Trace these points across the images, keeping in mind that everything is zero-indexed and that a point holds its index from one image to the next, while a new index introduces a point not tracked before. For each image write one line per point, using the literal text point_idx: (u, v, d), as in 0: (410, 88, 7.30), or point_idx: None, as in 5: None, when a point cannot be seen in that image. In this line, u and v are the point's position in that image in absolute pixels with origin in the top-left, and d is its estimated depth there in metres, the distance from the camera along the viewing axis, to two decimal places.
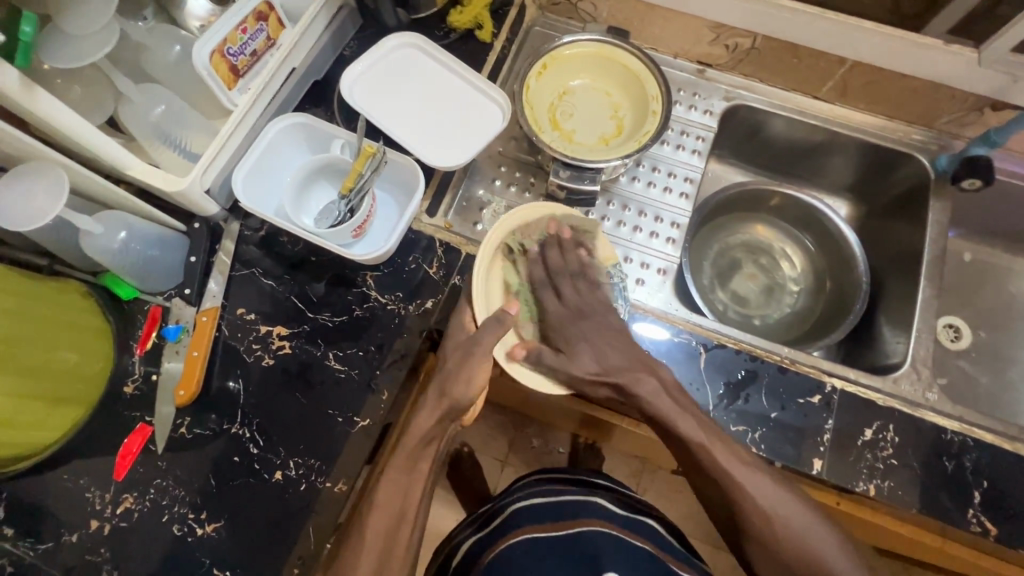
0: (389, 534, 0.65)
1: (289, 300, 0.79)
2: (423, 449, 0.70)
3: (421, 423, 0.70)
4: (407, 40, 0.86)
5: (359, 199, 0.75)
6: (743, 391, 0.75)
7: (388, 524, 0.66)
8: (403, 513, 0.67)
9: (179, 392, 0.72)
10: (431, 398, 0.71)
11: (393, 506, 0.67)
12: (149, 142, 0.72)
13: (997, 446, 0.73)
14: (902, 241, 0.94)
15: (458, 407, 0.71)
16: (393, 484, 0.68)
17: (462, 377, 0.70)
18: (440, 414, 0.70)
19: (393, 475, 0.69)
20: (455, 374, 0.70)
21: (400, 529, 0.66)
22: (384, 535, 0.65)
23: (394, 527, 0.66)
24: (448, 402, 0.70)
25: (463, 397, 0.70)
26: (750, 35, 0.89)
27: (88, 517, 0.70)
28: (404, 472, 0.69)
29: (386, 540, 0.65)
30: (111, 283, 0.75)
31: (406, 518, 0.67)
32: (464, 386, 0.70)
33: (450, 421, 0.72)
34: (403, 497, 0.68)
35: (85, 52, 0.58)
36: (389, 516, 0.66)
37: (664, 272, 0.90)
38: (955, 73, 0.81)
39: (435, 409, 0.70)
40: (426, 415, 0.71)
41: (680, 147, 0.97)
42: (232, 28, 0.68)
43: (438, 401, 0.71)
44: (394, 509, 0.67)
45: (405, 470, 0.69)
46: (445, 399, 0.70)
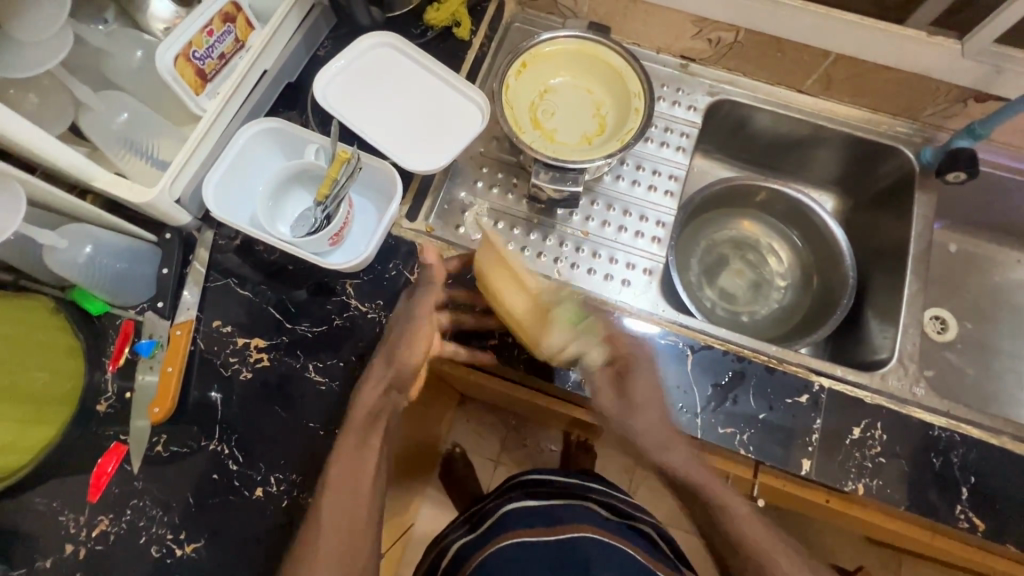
0: (349, 510, 0.65)
1: (266, 310, 0.76)
2: (370, 424, 0.68)
3: (368, 397, 0.68)
4: (384, 39, 0.83)
5: (335, 206, 0.73)
6: (731, 393, 0.74)
7: (347, 500, 0.65)
8: (357, 488, 0.66)
9: (154, 410, 0.70)
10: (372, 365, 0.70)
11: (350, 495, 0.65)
12: (113, 150, 0.69)
13: (985, 441, 0.73)
14: (889, 233, 0.94)
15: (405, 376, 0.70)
16: (345, 466, 0.65)
17: (405, 341, 0.69)
18: (380, 384, 0.69)
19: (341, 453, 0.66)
20: (397, 339, 0.69)
21: (355, 501, 0.65)
22: (339, 520, 0.64)
23: (351, 512, 0.65)
24: (394, 369, 0.69)
25: (406, 368, 0.70)
26: (732, 29, 0.88)
27: (62, 541, 0.68)
28: (353, 446, 0.67)
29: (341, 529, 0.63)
30: (81, 299, 0.72)
31: (360, 489, 0.66)
32: (410, 347, 0.69)
33: (396, 393, 0.71)
34: (358, 470, 0.66)
35: (39, 60, 0.55)
36: (344, 492, 0.65)
37: (651, 272, 0.89)
38: (940, 65, 0.80)
39: (376, 380, 0.69)
40: (373, 388, 0.69)
41: (665, 144, 0.96)
42: (197, 31, 0.65)
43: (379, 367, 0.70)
44: (348, 483, 0.65)
45: (354, 451, 0.66)
46: (386, 368, 0.69)
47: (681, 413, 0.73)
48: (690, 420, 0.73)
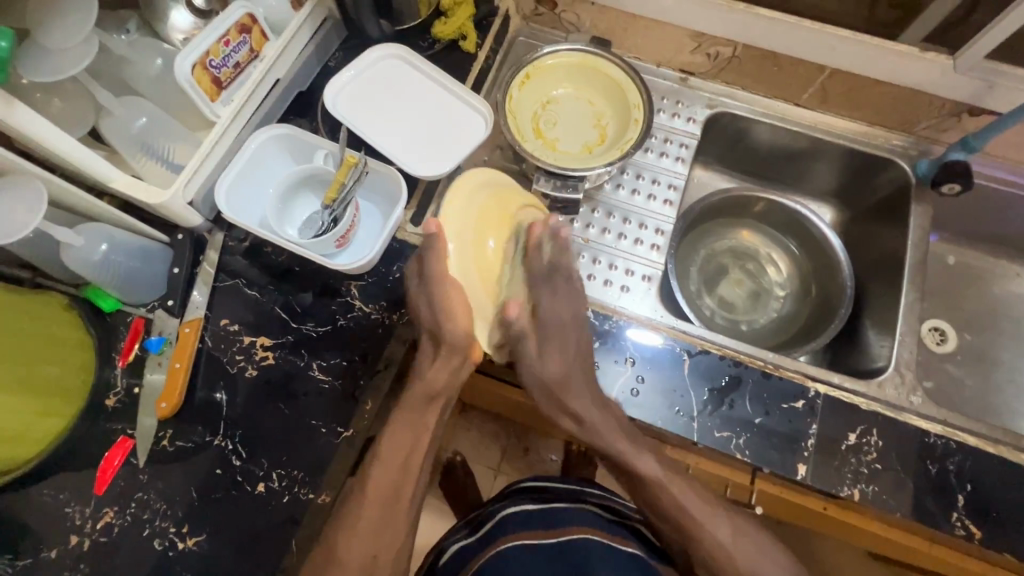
0: (394, 487, 0.67)
1: (273, 311, 0.78)
2: (423, 403, 0.71)
3: (428, 375, 0.70)
4: (392, 51, 0.87)
5: (343, 208, 0.75)
6: (727, 397, 0.75)
7: (394, 476, 0.67)
8: (407, 466, 0.68)
9: (161, 405, 0.72)
10: (428, 346, 0.71)
11: (398, 463, 0.68)
12: (131, 154, 0.72)
13: (981, 449, 0.73)
14: (886, 244, 0.95)
15: (461, 348, 0.70)
16: (400, 434, 0.69)
17: (445, 318, 0.69)
18: (443, 363, 0.70)
19: (400, 424, 0.70)
20: (437, 318, 0.69)
21: (405, 481, 0.68)
22: (389, 487, 0.67)
23: (399, 485, 0.68)
24: (445, 345, 0.69)
25: (458, 343, 0.69)
26: (730, 44, 0.90)
27: (68, 532, 0.69)
28: (410, 421, 0.70)
29: (389, 498, 0.67)
30: (94, 296, 0.75)
31: (409, 462, 0.68)
32: (451, 323, 0.68)
33: (459, 365, 0.70)
34: (410, 444, 0.69)
35: (65, 65, 0.58)
36: (392, 471, 0.67)
37: (650, 278, 0.91)
38: (933, 80, 0.82)
39: (438, 359, 0.70)
40: (431, 368, 0.71)
41: (664, 154, 0.98)
42: (214, 40, 0.69)
43: (435, 347, 0.70)
44: (399, 460, 0.68)
45: (410, 423, 0.70)
46: (441, 346, 0.70)
47: (677, 416, 0.74)
48: (686, 424, 0.74)
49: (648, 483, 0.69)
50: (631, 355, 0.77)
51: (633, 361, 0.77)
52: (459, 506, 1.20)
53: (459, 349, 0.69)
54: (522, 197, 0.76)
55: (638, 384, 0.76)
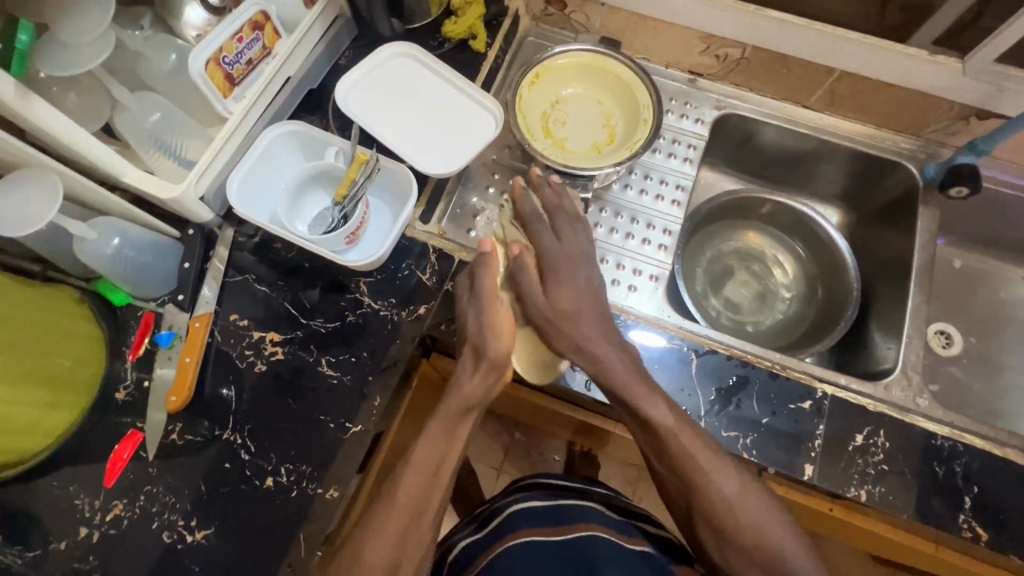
0: (422, 498, 0.66)
1: (282, 306, 0.79)
2: (459, 415, 0.70)
3: (467, 387, 0.70)
4: (403, 50, 0.87)
5: (353, 205, 0.76)
6: (734, 397, 0.75)
7: (423, 484, 0.66)
8: (435, 479, 0.67)
9: (171, 399, 0.72)
10: (466, 361, 0.72)
11: (428, 471, 0.67)
12: (144, 149, 0.72)
13: (988, 451, 0.73)
14: (893, 247, 0.96)
15: (500, 365, 0.71)
16: (433, 445, 0.68)
17: (491, 335, 0.71)
18: (482, 377, 0.71)
19: (432, 434, 0.68)
20: (483, 334, 0.71)
21: (432, 492, 0.66)
22: (417, 495, 0.65)
23: (425, 495, 0.66)
24: (486, 361, 0.71)
25: (502, 359, 0.71)
26: (739, 46, 0.91)
27: (77, 524, 0.70)
28: (442, 432, 0.69)
29: (417, 508, 0.65)
30: (105, 289, 0.76)
31: (439, 475, 0.67)
32: (496, 340, 0.71)
33: (495, 381, 0.72)
34: (441, 456, 0.68)
35: (82, 59, 0.58)
36: (421, 484, 0.66)
37: (657, 278, 0.91)
38: (942, 83, 0.83)
39: (477, 373, 0.71)
40: (468, 378, 0.71)
41: (672, 155, 0.98)
42: (228, 37, 0.69)
43: (476, 362, 0.71)
44: (428, 471, 0.67)
45: (444, 435, 0.69)
46: (481, 361, 0.71)
47: None
48: (693, 423, 0.74)
49: (684, 487, 0.66)
50: (638, 354, 0.77)
51: (640, 361, 0.77)
52: (462, 505, 1.20)
53: (498, 366, 0.71)
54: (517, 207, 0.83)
55: None
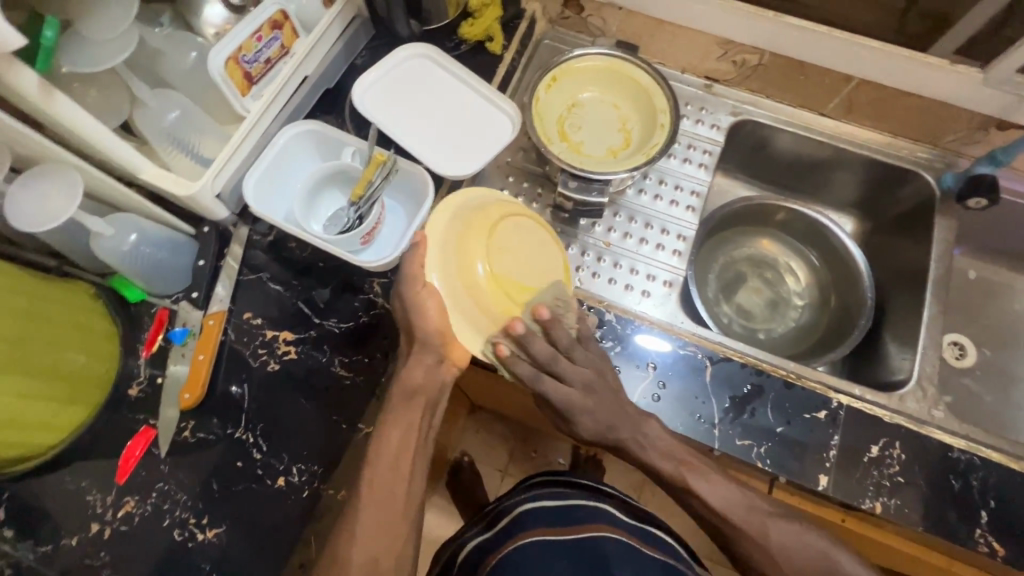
0: (390, 486, 0.66)
1: (296, 305, 0.79)
2: (408, 402, 0.69)
3: (409, 374, 0.70)
4: (420, 52, 0.87)
5: (368, 206, 0.76)
6: (749, 405, 0.75)
7: (387, 478, 0.66)
8: (397, 467, 0.67)
9: (185, 396, 0.72)
10: (405, 348, 0.71)
11: (393, 463, 0.67)
12: (161, 146, 0.73)
13: (1005, 465, 0.72)
14: (909, 257, 0.95)
15: (434, 346, 0.69)
16: (390, 437, 0.68)
17: (419, 316, 0.68)
18: (419, 360, 0.70)
19: (390, 423, 0.69)
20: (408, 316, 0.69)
21: (396, 480, 0.66)
22: (383, 487, 0.66)
23: (394, 490, 0.66)
24: (419, 342, 0.69)
25: (432, 340, 0.69)
26: (757, 52, 0.90)
27: (89, 520, 0.70)
28: (399, 420, 0.69)
29: (386, 499, 0.65)
30: (119, 285, 0.75)
31: (404, 461, 0.67)
32: (424, 320, 0.68)
33: (436, 363, 0.70)
34: (399, 445, 0.68)
35: (106, 57, 0.59)
36: (384, 470, 0.66)
37: (671, 284, 0.90)
38: (962, 92, 0.82)
39: (412, 358, 0.70)
40: (413, 367, 0.70)
41: (687, 160, 0.98)
42: (247, 36, 0.69)
43: (410, 344, 0.70)
44: (388, 458, 0.67)
45: (402, 424, 0.69)
46: (415, 345, 0.70)
47: (698, 423, 0.74)
48: (707, 431, 0.74)
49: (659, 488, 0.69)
50: (652, 361, 0.77)
51: (654, 367, 0.77)
52: (467, 508, 1.19)
53: (432, 348, 0.69)
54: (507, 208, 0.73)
55: (659, 390, 0.75)
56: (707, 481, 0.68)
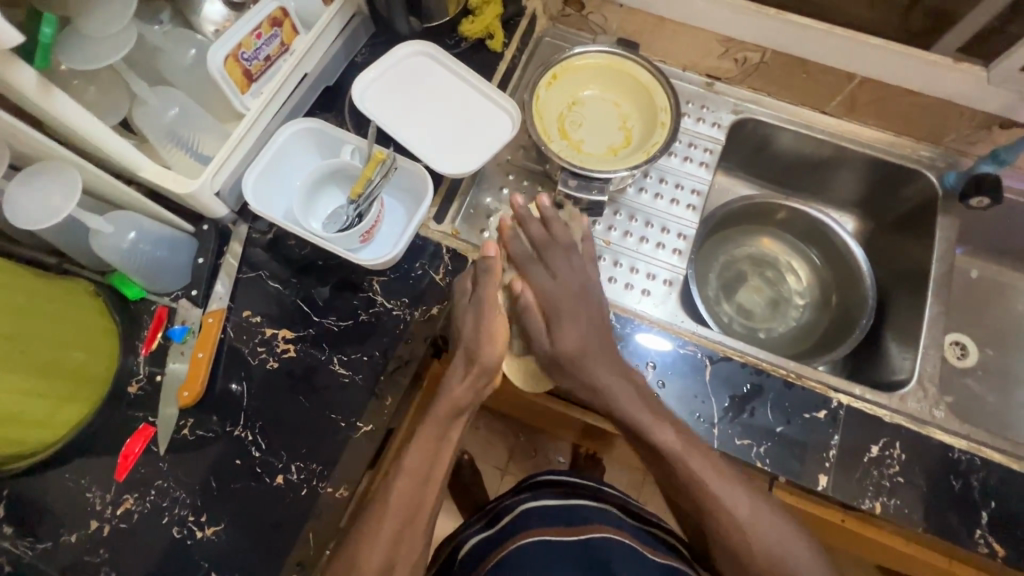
0: (416, 498, 0.66)
1: (295, 303, 0.79)
2: (449, 420, 0.69)
3: (453, 392, 0.69)
4: (420, 49, 0.87)
5: (368, 204, 0.76)
6: (748, 405, 0.75)
7: (413, 491, 0.66)
8: (425, 480, 0.67)
9: (184, 393, 0.72)
10: (457, 364, 0.71)
11: (418, 477, 0.67)
12: (160, 143, 0.72)
13: (1006, 466, 0.72)
14: (911, 256, 0.94)
15: (491, 371, 0.70)
16: (422, 450, 0.68)
17: (485, 340, 0.69)
18: (471, 382, 0.69)
19: (423, 436, 0.68)
20: (478, 339, 0.69)
21: (427, 490, 0.67)
22: (408, 500, 0.65)
23: (416, 504, 0.66)
24: (477, 366, 0.69)
25: (492, 363, 0.69)
26: (759, 50, 0.90)
27: (88, 518, 0.70)
28: (434, 432, 0.69)
29: (409, 511, 0.65)
30: (119, 283, 0.76)
31: (436, 471, 0.68)
32: (490, 346, 0.69)
33: (485, 386, 0.70)
34: (432, 459, 0.68)
35: (104, 53, 0.58)
36: (414, 482, 0.66)
37: (671, 283, 0.90)
38: (965, 90, 0.81)
39: (467, 379, 0.69)
40: (459, 385, 0.69)
41: (688, 159, 0.98)
42: (246, 33, 0.69)
43: (467, 366, 0.70)
44: (422, 469, 0.67)
45: (433, 438, 0.69)
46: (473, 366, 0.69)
47: (698, 423, 0.74)
48: (707, 430, 0.73)
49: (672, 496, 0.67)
50: (652, 360, 0.77)
51: (653, 366, 0.76)
52: (467, 506, 1.20)
53: (489, 371, 0.69)
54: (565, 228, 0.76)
55: (658, 390, 0.75)
56: (718, 479, 0.65)
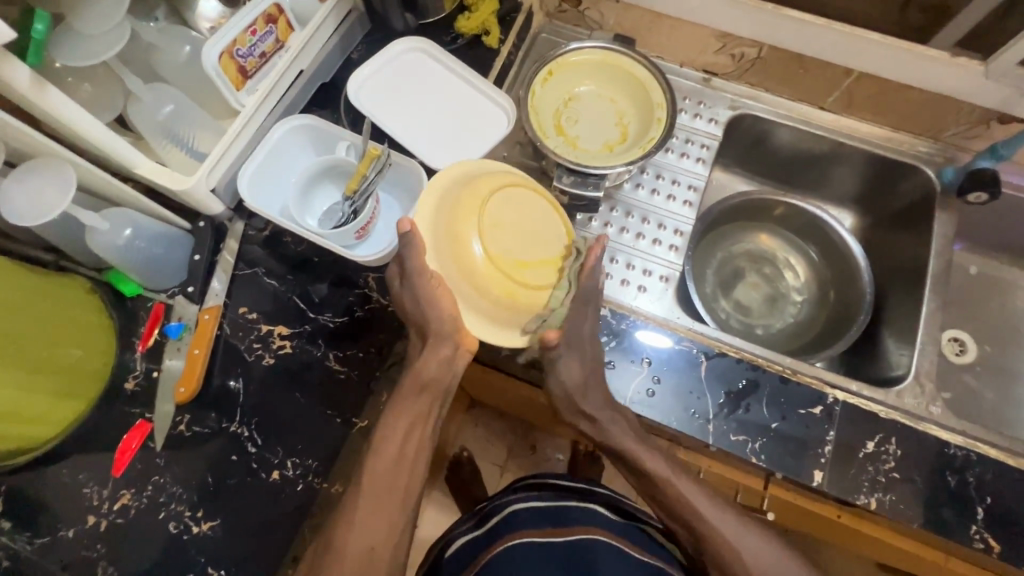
0: (394, 485, 0.67)
1: (291, 301, 0.79)
2: (414, 395, 0.69)
3: (420, 367, 0.68)
4: (416, 45, 0.87)
5: (363, 201, 0.75)
6: (744, 401, 0.75)
7: (388, 470, 0.67)
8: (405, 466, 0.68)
9: (180, 390, 0.73)
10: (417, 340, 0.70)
11: (391, 455, 0.67)
12: (156, 141, 0.73)
13: (1002, 462, 0.72)
14: (908, 252, 0.94)
15: (448, 336, 0.67)
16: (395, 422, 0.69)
17: (431, 308, 0.65)
18: (434, 353, 0.68)
19: (396, 415, 0.69)
20: (420, 309, 0.66)
21: (400, 469, 0.68)
22: (383, 477, 0.67)
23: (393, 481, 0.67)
24: (432, 334, 0.67)
25: (445, 330, 0.66)
26: (756, 45, 0.89)
27: (85, 513, 0.70)
28: (404, 412, 0.69)
29: (386, 494, 0.66)
30: (115, 279, 0.76)
31: (407, 450, 0.68)
32: (436, 312, 0.65)
33: (450, 355, 0.67)
34: (403, 436, 0.68)
35: (97, 50, 0.58)
36: (391, 467, 0.67)
37: (667, 279, 0.90)
38: (963, 85, 0.81)
39: (427, 350, 0.68)
40: (425, 360, 0.68)
41: (685, 155, 0.97)
42: (241, 30, 0.69)
43: (424, 338, 0.68)
44: (394, 449, 0.68)
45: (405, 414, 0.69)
46: (428, 338, 0.68)
47: (693, 418, 0.74)
48: (702, 426, 0.73)
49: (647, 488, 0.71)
50: (647, 356, 0.77)
51: (649, 362, 0.76)
52: (464, 503, 1.20)
53: (447, 337, 0.66)
54: (500, 177, 0.68)
55: (653, 385, 0.75)
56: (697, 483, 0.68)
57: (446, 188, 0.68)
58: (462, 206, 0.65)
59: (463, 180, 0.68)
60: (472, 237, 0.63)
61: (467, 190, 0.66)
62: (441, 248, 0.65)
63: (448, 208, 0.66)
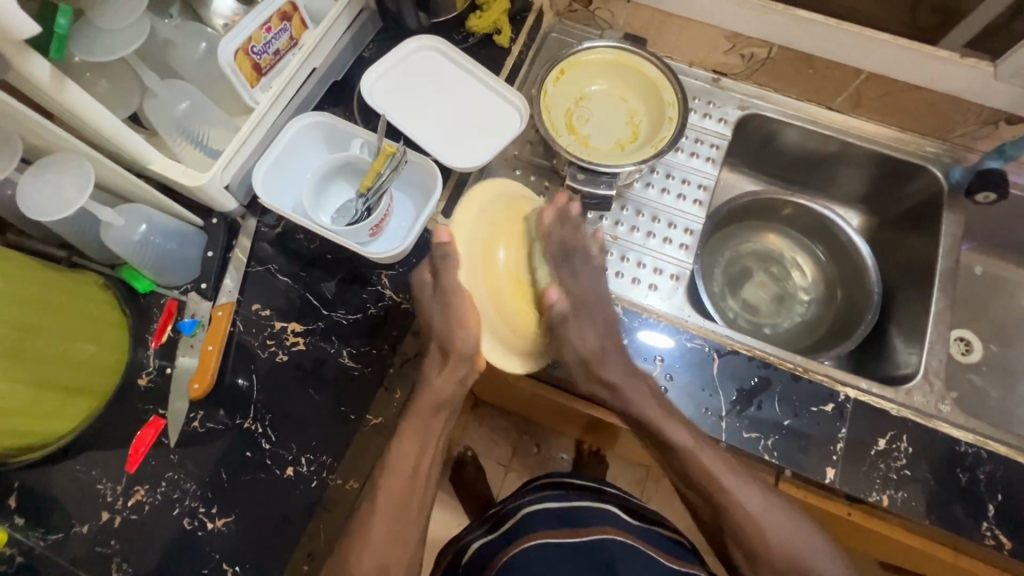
0: (406, 490, 0.67)
1: (304, 298, 0.79)
2: (431, 417, 0.70)
3: (435, 389, 0.70)
4: (428, 43, 0.87)
5: (376, 198, 0.76)
6: (756, 398, 0.75)
7: (404, 485, 0.67)
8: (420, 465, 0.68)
9: (194, 386, 0.72)
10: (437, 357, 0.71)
11: (405, 469, 0.68)
12: (171, 136, 0.73)
13: (1011, 459, 0.73)
14: (915, 252, 0.95)
15: (469, 357, 0.69)
16: (409, 438, 0.69)
17: (459, 327, 0.68)
18: (451, 372, 0.70)
19: (408, 431, 0.69)
20: (448, 327, 0.68)
21: (414, 489, 0.68)
22: (398, 496, 0.66)
23: (408, 494, 0.67)
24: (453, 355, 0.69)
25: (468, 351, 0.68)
26: (765, 45, 0.90)
27: (99, 509, 0.70)
28: (417, 428, 0.69)
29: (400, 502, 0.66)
30: (129, 276, 0.76)
31: (422, 465, 0.69)
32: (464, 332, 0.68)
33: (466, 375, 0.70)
34: (416, 455, 0.69)
35: (116, 47, 0.59)
36: (404, 477, 0.67)
37: (678, 277, 0.90)
38: (972, 86, 0.81)
39: (445, 369, 0.70)
40: (439, 380, 0.70)
41: (694, 154, 0.98)
42: (257, 28, 0.69)
43: (444, 358, 0.70)
44: (407, 469, 0.68)
45: (419, 434, 0.69)
46: (450, 356, 0.69)
47: (706, 415, 0.74)
48: (715, 423, 0.74)
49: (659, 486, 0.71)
50: (659, 354, 0.77)
51: (661, 360, 0.77)
52: (470, 502, 1.20)
53: (467, 358, 0.69)
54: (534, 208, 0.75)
55: (666, 383, 0.76)
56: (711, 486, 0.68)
57: (483, 201, 0.72)
58: (498, 228, 0.70)
59: (503, 202, 0.73)
60: (502, 254, 0.69)
61: (510, 217, 0.72)
62: (474, 264, 0.69)
63: (488, 226, 0.70)
